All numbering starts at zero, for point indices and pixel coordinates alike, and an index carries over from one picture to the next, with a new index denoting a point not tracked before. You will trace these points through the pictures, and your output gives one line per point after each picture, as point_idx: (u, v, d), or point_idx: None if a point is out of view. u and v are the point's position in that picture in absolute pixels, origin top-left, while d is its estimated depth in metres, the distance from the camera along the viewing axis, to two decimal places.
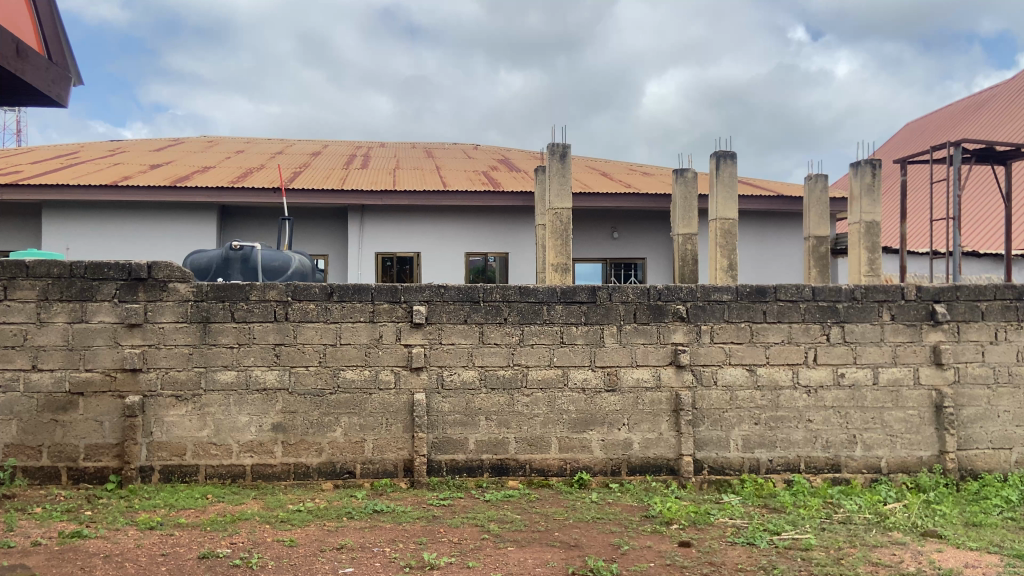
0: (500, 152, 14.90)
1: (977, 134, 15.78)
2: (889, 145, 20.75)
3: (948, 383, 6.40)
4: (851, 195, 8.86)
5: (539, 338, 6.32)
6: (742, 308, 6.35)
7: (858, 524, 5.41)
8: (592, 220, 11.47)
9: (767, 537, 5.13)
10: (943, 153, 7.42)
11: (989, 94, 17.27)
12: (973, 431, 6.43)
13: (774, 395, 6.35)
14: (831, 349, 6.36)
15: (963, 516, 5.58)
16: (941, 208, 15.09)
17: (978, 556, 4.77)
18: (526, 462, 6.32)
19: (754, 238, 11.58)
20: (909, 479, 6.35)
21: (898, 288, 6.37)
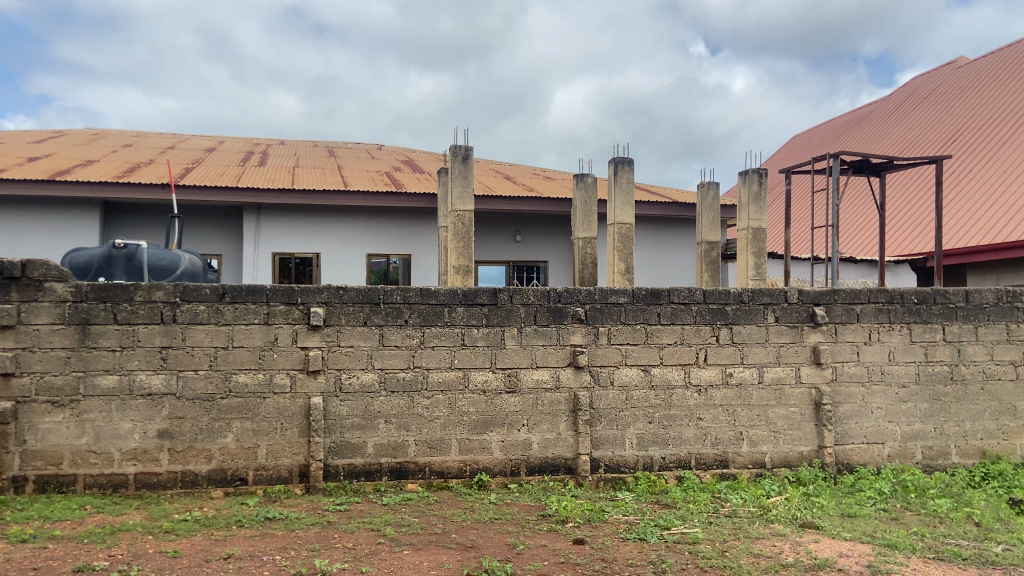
0: (403, 153, 14.74)
1: (857, 146, 16.60)
2: (776, 155, 21.65)
3: (826, 382, 6.73)
4: (740, 203, 9.07)
5: (440, 341, 6.31)
6: (638, 310, 6.53)
7: (742, 517, 5.64)
8: (495, 223, 11.55)
9: (657, 532, 5.29)
10: (823, 164, 7.73)
11: (869, 110, 18.32)
12: (849, 427, 6.76)
13: (667, 394, 6.55)
14: (720, 349, 6.62)
15: (839, 508, 5.90)
16: (824, 216, 15.86)
17: (852, 546, 5.03)
18: (425, 465, 6.28)
19: (650, 243, 11.91)
20: (790, 473, 6.65)
21: (781, 291, 6.69)
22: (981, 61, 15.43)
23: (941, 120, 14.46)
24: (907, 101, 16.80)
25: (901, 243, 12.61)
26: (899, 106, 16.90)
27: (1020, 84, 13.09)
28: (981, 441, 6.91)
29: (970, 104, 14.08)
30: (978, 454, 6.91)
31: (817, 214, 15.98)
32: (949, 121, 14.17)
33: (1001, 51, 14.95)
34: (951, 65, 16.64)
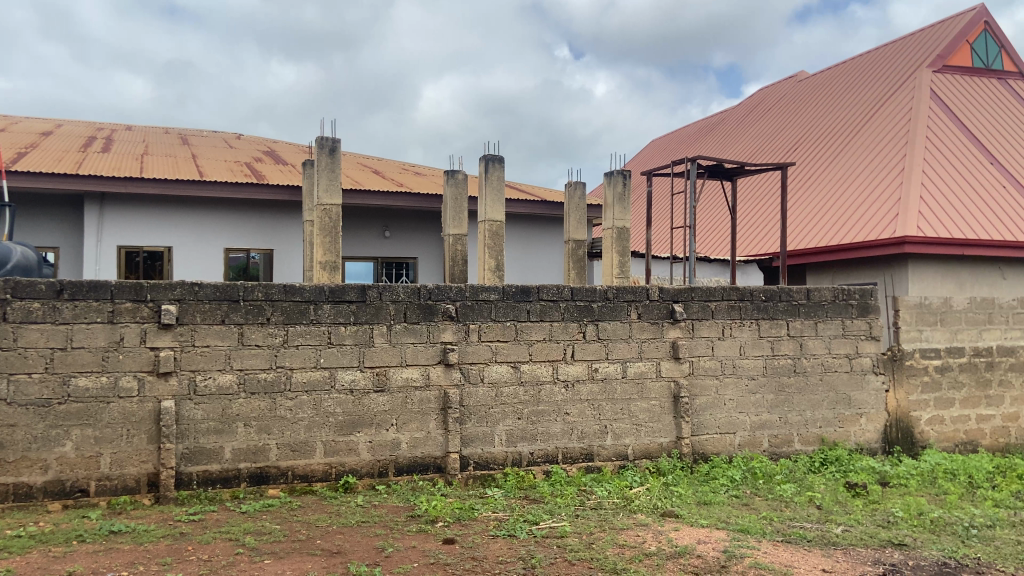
0: (265, 144, 14.11)
1: (710, 152, 17.51)
2: (638, 158, 22.50)
3: (684, 375, 7.03)
4: (605, 203, 9.11)
5: (305, 339, 6.07)
6: (507, 307, 6.56)
7: (607, 509, 5.80)
8: (362, 218, 11.27)
9: (527, 528, 5.33)
10: (681, 168, 8.05)
11: (721, 118, 19.39)
12: (704, 418, 7.07)
13: (536, 389, 6.63)
14: (586, 345, 6.78)
15: (696, 496, 6.19)
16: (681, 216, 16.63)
17: (709, 532, 5.29)
18: (288, 469, 6.02)
19: (519, 240, 12.03)
20: (651, 464, 6.89)
21: (644, 289, 6.93)
22: (818, 76, 16.69)
23: (784, 129, 15.53)
24: (755, 111, 17.90)
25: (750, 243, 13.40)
26: (747, 116, 17.98)
27: (852, 99, 14.27)
28: (821, 428, 7.36)
29: (809, 116, 15.21)
30: (818, 441, 7.35)
31: (675, 215, 16.70)
32: (792, 130, 15.24)
33: (836, 68, 16.28)
34: (793, 78, 17.87)
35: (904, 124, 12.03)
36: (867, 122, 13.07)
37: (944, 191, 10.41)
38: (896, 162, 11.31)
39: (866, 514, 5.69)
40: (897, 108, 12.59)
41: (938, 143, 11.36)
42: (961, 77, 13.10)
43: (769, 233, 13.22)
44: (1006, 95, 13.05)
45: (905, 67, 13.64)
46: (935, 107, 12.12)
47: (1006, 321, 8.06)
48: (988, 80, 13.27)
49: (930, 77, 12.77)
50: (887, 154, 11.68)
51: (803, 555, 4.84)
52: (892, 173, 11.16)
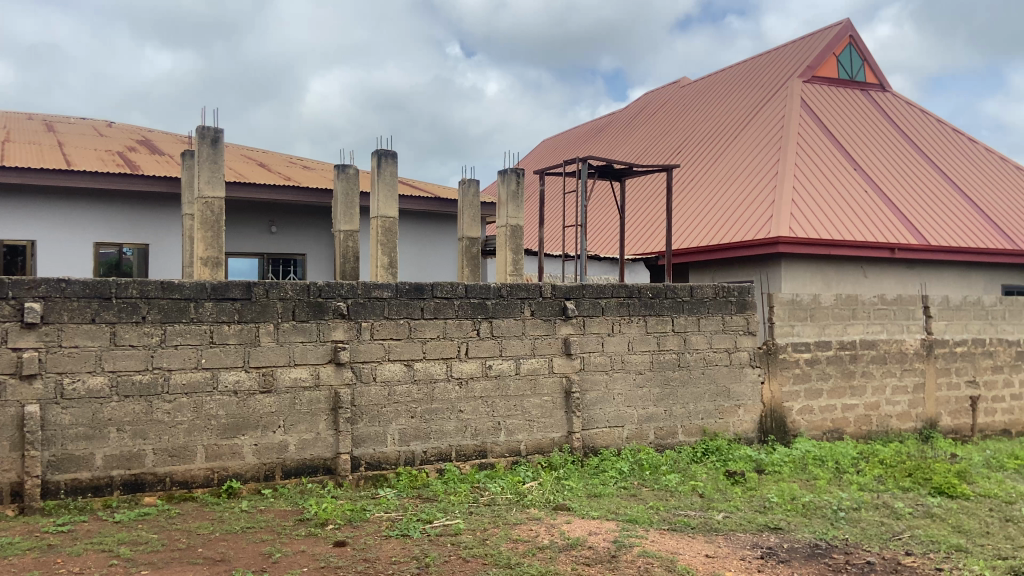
0: (141, 133, 13.35)
1: (598, 152, 17.95)
2: (530, 156, 22.77)
3: (576, 371, 7.17)
4: (499, 200, 8.98)
5: (185, 339, 5.77)
6: (400, 304, 6.48)
7: (501, 505, 5.83)
8: (246, 212, 10.84)
9: (420, 527, 5.29)
10: (573, 167, 8.18)
11: (609, 120, 19.90)
12: (595, 412, 7.23)
13: (429, 388, 6.58)
14: (480, 343, 6.79)
15: (587, 489, 6.33)
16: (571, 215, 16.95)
17: (600, 523, 5.42)
18: (166, 475, 5.71)
19: (411, 237, 11.90)
20: (543, 459, 6.98)
21: (537, 286, 7.01)
22: (700, 83, 17.43)
23: (668, 133, 16.11)
24: (641, 114, 18.48)
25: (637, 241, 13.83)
26: (634, 118, 18.55)
27: (730, 105, 14.99)
28: (703, 420, 7.69)
29: (691, 120, 15.86)
30: (700, 432, 7.67)
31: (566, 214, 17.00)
32: (675, 134, 15.83)
33: (715, 75, 17.04)
34: (677, 84, 18.58)
35: (777, 130, 12.75)
36: (744, 128, 13.76)
37: (812, 194, 11.10)
38: (770, 166, 11.96)
39: (744, 500, 6.00)
40: (771, 116, 13.33)
41: (807, 149, 12.10)
42: (828, 88, 14.02)
43: (654, 231, 13.69)
44: (867, 106, 14.06)
45: (778, 77, 14.46)
46: (805, 116, 12.91)
47: (868, 316, 8.57)
48: (850, 92, 14.26)
49: (800, 87, 13.59)
50: (762, 158, 12.33)
51: (688, 542, 5.04)
52: (766, 176, 11.79)
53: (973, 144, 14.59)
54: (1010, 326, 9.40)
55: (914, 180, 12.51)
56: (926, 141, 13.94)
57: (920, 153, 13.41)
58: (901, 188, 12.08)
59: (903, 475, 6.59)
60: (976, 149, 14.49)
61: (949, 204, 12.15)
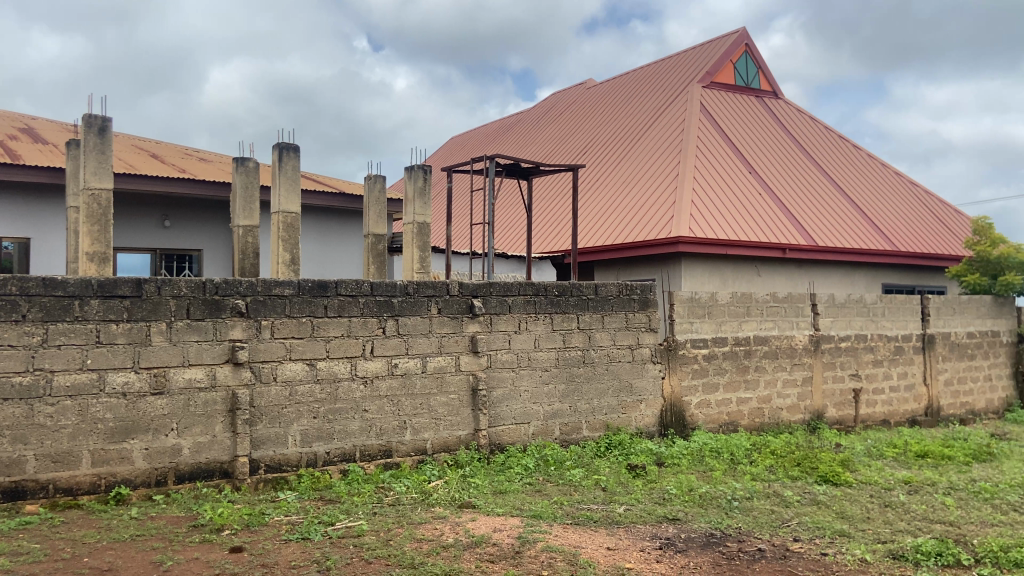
0: (20, 119, 12.50)
1: (506, 150, 18.04)
2: (438, 153, 22.66)
3: (482, 368, 7.18)
4: (406, 197, 8.86)
5: (69, 339, 5.47)
6: (303, 302, 6.32)
7: (405, 504, 5.78)
8: (138, 205, 10.33)
9: (321, 529, 5.17)
10: (480, 165, 8.15)
11: (517, 118, 20.04)
12: (501, 410, 7.26)
13: (333, 387, 6.44)
14: (386, 341, 6.70)
15: (492, 486, 6.35)
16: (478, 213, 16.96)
17: (504, 520, 5.44)
18: (49, 482, 5.38)
19: (314, 233, 11.63)
20: (449, 457, 6.95)
21: (444, 284, 6.99)
22: (605, 85, 17.79)
23: (575, 133, 16.36)
24: (549, 113, 18.70)
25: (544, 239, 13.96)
26: (541, 118, 18.75)
27: (634, 108, 15.37)
28: (606, 415, 7.85)
29: (597, 121, 16.16)
30: (603, 427, 7.83)
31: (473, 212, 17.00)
32: (581, 134, 16.10)
33: (620, 78, 17.43)
34: (583, 85, 18.91)
35: (678, 133, 13.17)
36: (646, 130, 14.13)
37: (710, 196, 11.52)
38: (671, 168, 12.34)
39: (645, 492, 6.16)
40: (672, 119, 13.75)
41: (706, 152, 12.55)
42: (725, 94, 14.60)
43: (560, 230, 13.86)
44: (761, 112, 14.70)
45: (679, 81, 14.93)
46: (704, 120, 13.40)
47: (761, 313, 8.95)
48: (746, 98, 14.90)
49: (700, 92, 14.09)
50: (664, 160, 12.70)
51: (590, 535, 5.14)
52: (667, 178, 12.15)
53: (857, 150, 15.49)
54: (889, 322, 10.02)
55: (804, 183, 13.18)
56: (815, 147, 14.72)
57: (809, 158, 14.14)
58: (791, 191, 12.70)
59: (792, 465, 6.92)
60: (860, 155, 15.40)
61: (836, 207, 12.87)
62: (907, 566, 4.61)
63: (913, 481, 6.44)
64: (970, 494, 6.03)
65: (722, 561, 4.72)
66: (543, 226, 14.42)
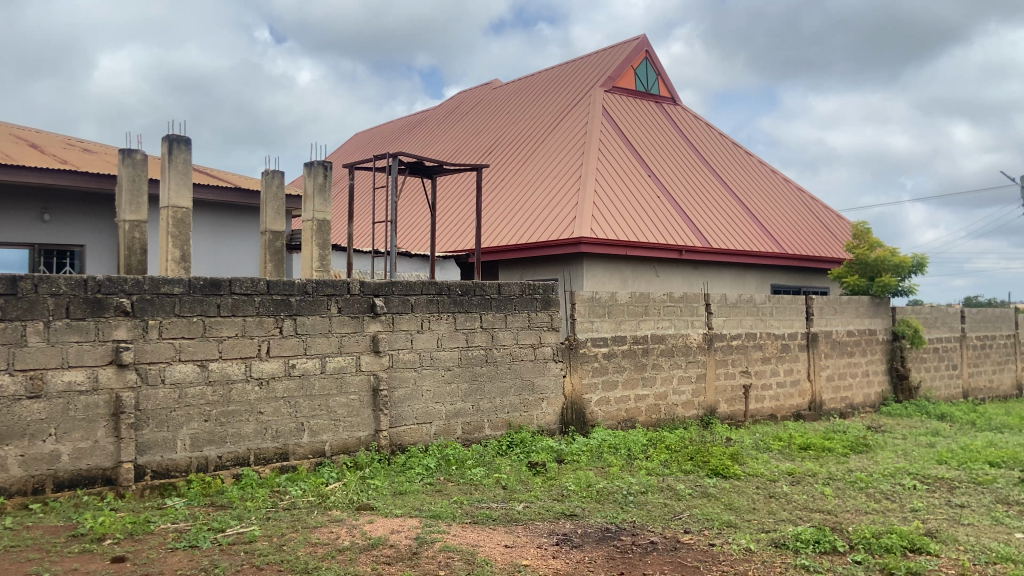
0: None
1: (411, 148, 17.91)
2: (342, 149, 22.26)
3: (383, 368, 7.10)
4: (305, 194, 8.66)
5: None
6: (194, 301, 6.08)
7: (301, 508, 5.65)
8: (13, 197, 9.69)
9: (211, 536, 4.99)
10: (383, 162, 8.02)
11: (423, 116, 19.94)
12: (402, 410, 7.19)
13: (226, 389, 6.22)
14: (283, 341, 6.53)
15: (391, 487, 6.29)
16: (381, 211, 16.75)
17: (402, 521, 5.40)
18: None
19: (208, 230, 11.21)
20: (348, 459, 6.84)
21: (344, 283, 6.87)
22: (511, 86, 17.94)
23: (480, 132, 16.41)
24: (455, 112, 18.70)
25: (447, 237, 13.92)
26: (447, 116, 18.72)
27: (539, 109, 15.55)
28: (508, 414, 7.91)
29: (503, 121, 16.27)
30: (505, 426, 7.88)
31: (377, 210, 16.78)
32: (487, 133, 16.16)
33: (526, 80, 17.60)
34: (489, 85, 19.00)
35: (581, 135, 13.42)
36: (550, 131, 14.33)
37: (611, 197, 11.79)
38: (574, 169, 12.56)
39: (544, 489, 6.24)
40: (575, 121, 14.00)
41: (607, 155, 12.83)
42: (626, 99, 14.98)
43: (464, 228, 13.86)
44: (660, 117, 15.16)
45: (582, 85, 15.22)
46: (606, 123, 13.71)
47: (658, 312, 9.22)
48: (646, 103, 15.34)
49: (602, 96, 14.41)
50: (567, 162, 12.91)
51: (488, 534, 5.16)
52: (570, 179, 12.36)
53: (749, 157, 16.19)
54: (777, 321, 10.51)
55: (700, 187, 13.67)
56: (710, 153, 15.29)
57: (705, 163, 14.68)
58: (688, 194, 13.15)
59: (685, 459, 7.17)
60: (752, 161, 16.10)
61: (729, 210, 13.42)
62: (787, 553, 4.84)
63: (797, 472, 6.78)
64: (847, 484, 6.40)
65: (616, 555, 4.84)
66: (447, 225, 14.37)
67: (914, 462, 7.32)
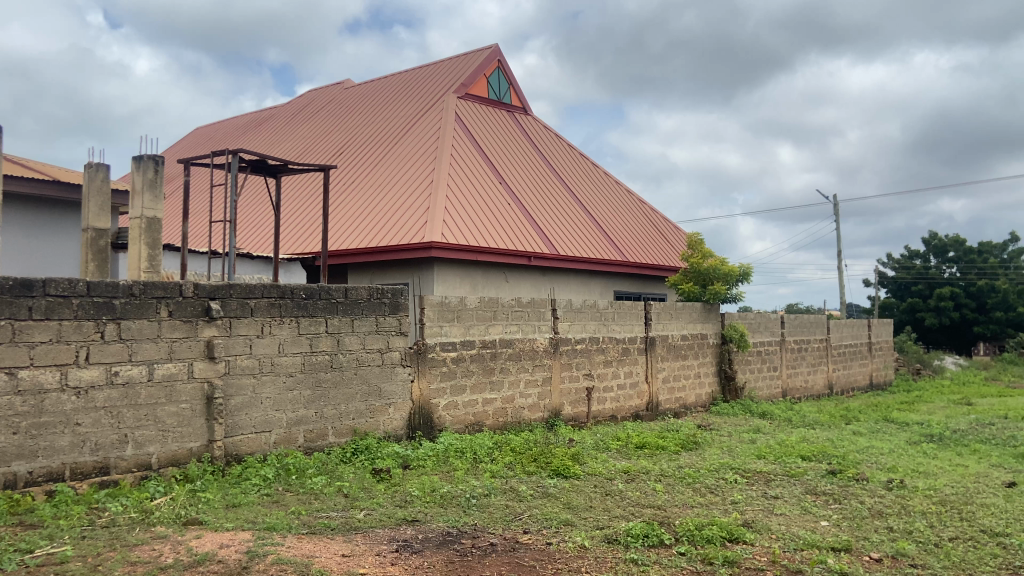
0: None
1: (256, 145, 17.21)
2: (180, 143, 21.04)
3: (218, 375, 6.74)
4: (132, 190, 8.12)
5: None
6: (1, 303, 5.59)
7: (121, 525, 5.26)
8: None
9: (15, 558, 4.54)
10: (222, 158, 7.60)
11: (271, 113, 19.24)
12: (239, 418, 6.87)
13: (38, 399, 5.72)
14: (106, 347, 6.07)
15: (225, 499, 5.99)
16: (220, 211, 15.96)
17: (233, 535, 5.15)
18: None
19: (20, 226, 10.26)
20: (178, 472, 6.42)
21: (176, 285, 6.48)
22: (364, 87, 17.69)
23: (331, 132, 16.04)
24: (305, 110, 18.18)
25: (291, 238, 13.47)
26: (296, 114, 18.15)
27: (391, 112, 15.42)
28: (353, 420, 7.75)
29: (354, 122, 15.99)
30: (350, 432, 7.72)
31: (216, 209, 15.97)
32: (337, 134, 15.81)
33: (378, 82, 17.42)
34: (341, 85, 18.63)
35: (433, 140, 13.44)
36: (403, 135, 14.24)
37: (462, 203, 11.87)
38: (426, 174, 12.54)
39: (387, 496, 6.17)
40: (428, 126, 14.00)
41: (459, 161, 12.93)
42: (479, 106, 15.17)
43: (309, 230, 13.46)
44: (512, 127, 15.46)
45: (436, 90, 15.26)
46: (458, 129, 13.81)
47: (506, 317, 9.37)
48: (499, 112, 15.60)
49: (455, 102, 14.51)
50: (419, 166, 12.88)
51: (325, 543, 5.03)
52: (422, 183, 12.33)
53: (596, 169, 16.84)
54: (619, 326, 10.97)
55: (549, 196, 14.06)
56: (559, 163, 15.77)
57: (554, 173, 15.12)
58: (537, 202, 13.49)
59: (529, 460, 7.32)
60: (599, 173, 16.75)
61: (576, 219, 13.90)
62: (619, 548, 5.04)
63: (632, 470, 7.09)
64: (676, 479, 6.77)
65: (455, 558, 4.85)
66: (291, 226, 13.89)
67: (737, 457, 7.86)
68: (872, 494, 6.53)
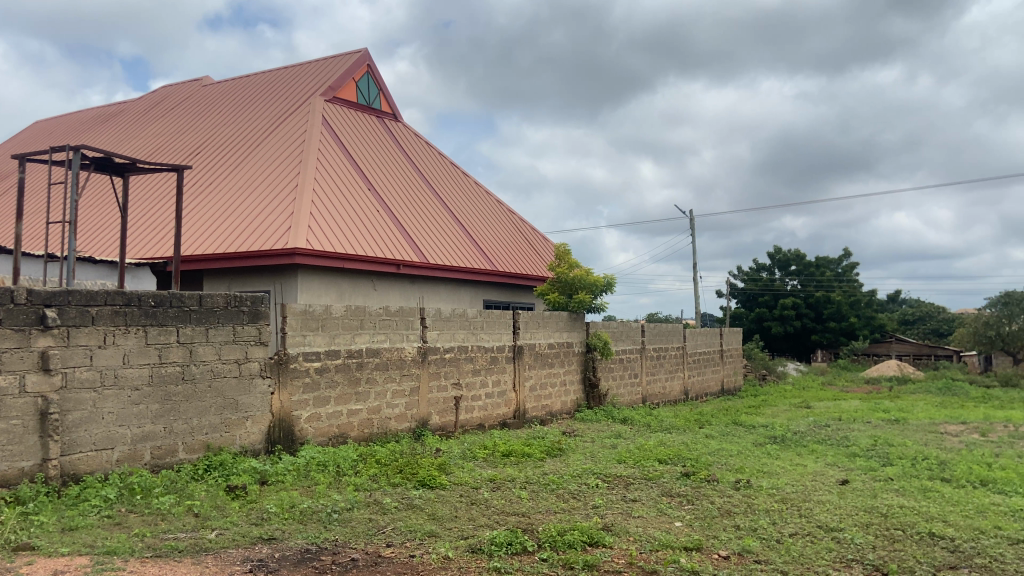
0: None
1: (103, 142, 16.05)
2: (16, 136, 19.31)
3: (54, 390, 6.19)
4: None
5: None
6: None
7: None
8: None
9: None
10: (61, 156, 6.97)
11: (121, 108, 18.02)
12: (78, 435, 6.34)
13: None
14: None
15: (60, 523, 5.49)
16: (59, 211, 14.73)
17: (68, 561, 4.73)
18: None
19: None
20: (7, 493, 5.80)
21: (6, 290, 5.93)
22: (225, 85, 16.92)
23: (188, 131, 15.21)
24: (159, 106, 17.15)
25: (141, 242, 12.63)
26: (149, 110, 17.10)
27: (254, 112, 14.84)
28: (206, 435, 7.34)
29: (214, 120, 15.25)
30: (203, 448, 7.29)
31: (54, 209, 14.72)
32: (195, 133, 15.02)
33: (241, 81, 16.72)
34: (200, 82, 17.73)
35: (298, 143, 13.05)
36: (266, 136, 13.74)
37: (328, 209, 11.59)
38: (290, 178, 12.15)
39: (242, 514, 5.87)
40: (293, 129, 13.57)
41: (326, 165, 12.62)
42: (348, 110, 14.88)
43: (161, 234, 12.68)
44: (382, 133, 15.26)
45: (302, 92, 14.82)
46: (325, 133, 13.48)
47: (373, 326, 9.19)
48: (368, 117, 15.36)
49: (322, 105, 14.16)
50: (283, 169, 12.46)
51: (172, 567, 4.72)
52: (286, 187, 11.93)
53: (466, 178, 16.90)
54: (487, 335, 11.04)
55: (418, 203, 13.98)
56: (429, 171, 15.71)
57: (423, 180, 15.04)
58: (406, 210, 13.37)
59: (394, 472, 7.20)
60: (469, 182, 16.82)
61: (446, 227, 13.90)
62: (482, 557, 5.04)
63: (497, 478, 7.13)
64: (541, 486, 6.87)
65: None
66: (141, 229, 13.03)
67: (598, 462, 8.09)
68: (722, 494, 6.89)
